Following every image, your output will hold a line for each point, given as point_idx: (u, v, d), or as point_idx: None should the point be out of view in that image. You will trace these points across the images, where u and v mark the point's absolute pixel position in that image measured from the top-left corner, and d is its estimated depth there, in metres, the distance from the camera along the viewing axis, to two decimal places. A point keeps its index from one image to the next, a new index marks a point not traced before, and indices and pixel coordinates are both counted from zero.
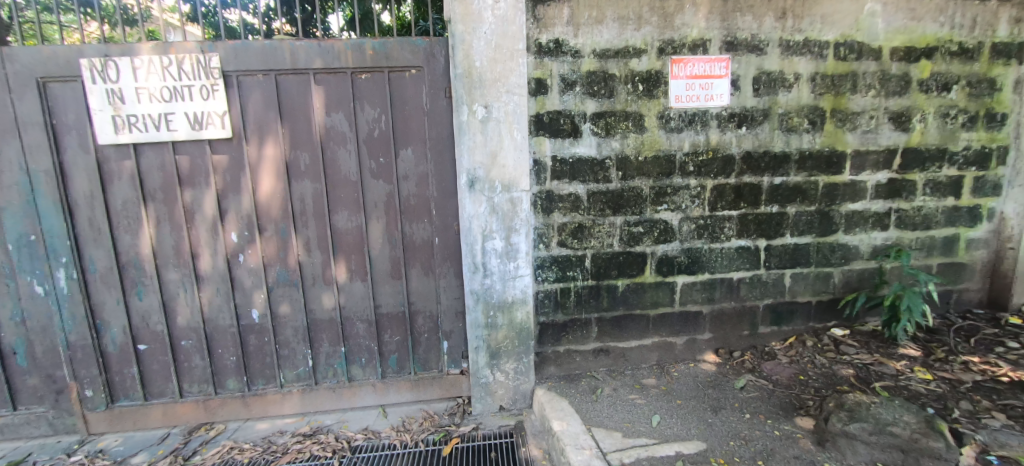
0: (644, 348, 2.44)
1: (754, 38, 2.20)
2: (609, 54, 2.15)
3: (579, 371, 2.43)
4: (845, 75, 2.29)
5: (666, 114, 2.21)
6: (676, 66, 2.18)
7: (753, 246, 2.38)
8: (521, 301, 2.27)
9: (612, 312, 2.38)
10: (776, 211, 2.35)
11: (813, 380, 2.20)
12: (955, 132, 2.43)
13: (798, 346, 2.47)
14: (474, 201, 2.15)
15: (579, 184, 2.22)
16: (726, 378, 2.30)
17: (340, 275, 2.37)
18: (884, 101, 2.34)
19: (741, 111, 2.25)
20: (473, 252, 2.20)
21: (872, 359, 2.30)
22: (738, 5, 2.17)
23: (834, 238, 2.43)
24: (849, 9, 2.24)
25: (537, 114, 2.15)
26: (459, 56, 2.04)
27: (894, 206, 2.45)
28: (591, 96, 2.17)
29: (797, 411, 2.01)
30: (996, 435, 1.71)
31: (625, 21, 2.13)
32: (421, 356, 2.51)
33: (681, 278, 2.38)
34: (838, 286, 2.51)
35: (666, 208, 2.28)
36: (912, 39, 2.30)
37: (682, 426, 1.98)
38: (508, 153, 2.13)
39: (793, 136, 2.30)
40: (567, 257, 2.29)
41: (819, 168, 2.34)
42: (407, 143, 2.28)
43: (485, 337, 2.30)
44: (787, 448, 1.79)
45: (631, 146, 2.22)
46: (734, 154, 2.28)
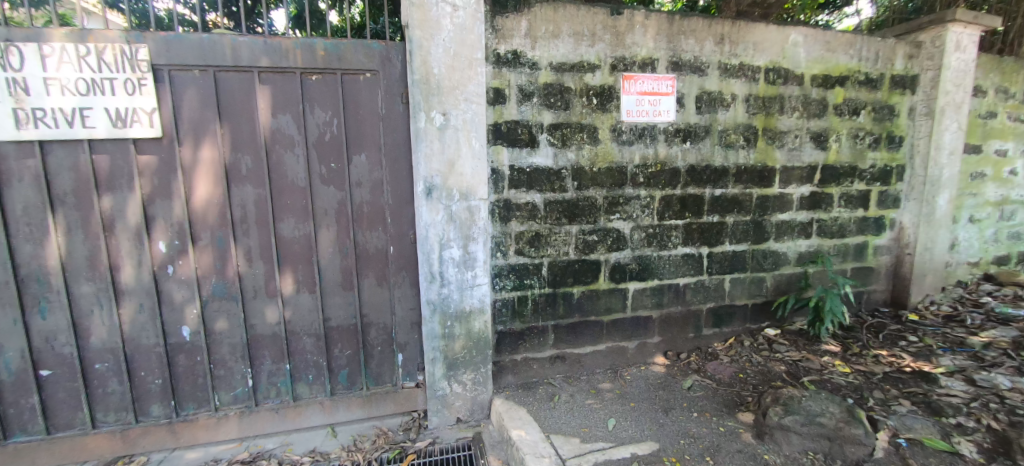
0: (598, 353, 2.51)
1: (696, 60, 2.37)
2: (565, 68, 2.21)
3: (536, 379, 2.44)
4: (774, 97, 2.52)
5: (618, 127, 2.31)
6: (628, 83, 2.29)
7: (696, 253, 2.54)
8: (478, 311, 2.25)
9: (568, 319, 2.42)
10: (717, 220, 2.53)
11: (751, 377, 2.37)
12: (863, 151, 2.75)
13: (737, 346, 2.65)
14: (431, 209, 2.10)
15: (536, 194, 2.26)
16: (674, 379, 2.42)
17: (285, 287, 2.22)
18: (806, 122, 2.60)
19: (685, 127, 2.40)
20: (430, 261, 2.15)
21: (800, 356, 2.52)
22: (682, 29, 2.33)
23: (766, 245, 2.65)
24: (777, 38, 2.48)
25: (495, 123, 2.17)
26: (417, 63, 2.00)
27: (815, 217, 2.72)
28: (548, 108, 2.22)
29: (739, 407, 2.15)
30: (903, 419, 1.93)
31: (580, 37, 2.21)
32: (373, 370, 2.39)
33: (632, 285, 2.47)
34: (770, 289, 2.73)
35: (619, 217, 2.38)
36: (828, 68, 2.59)
37: (636, 428, 2.05)
38: (466, 161, 2.11)
39: (731, 151, 2.49)
40: (524, 266, 2.31)
41: (752, 181, 2.55)
42: (360, 148, 2.19)
43: (442, 348, 2.24)
44: (731, 443, 1.91)
45: (586, 158, 2.29)
46: (679, 167, 2.42)
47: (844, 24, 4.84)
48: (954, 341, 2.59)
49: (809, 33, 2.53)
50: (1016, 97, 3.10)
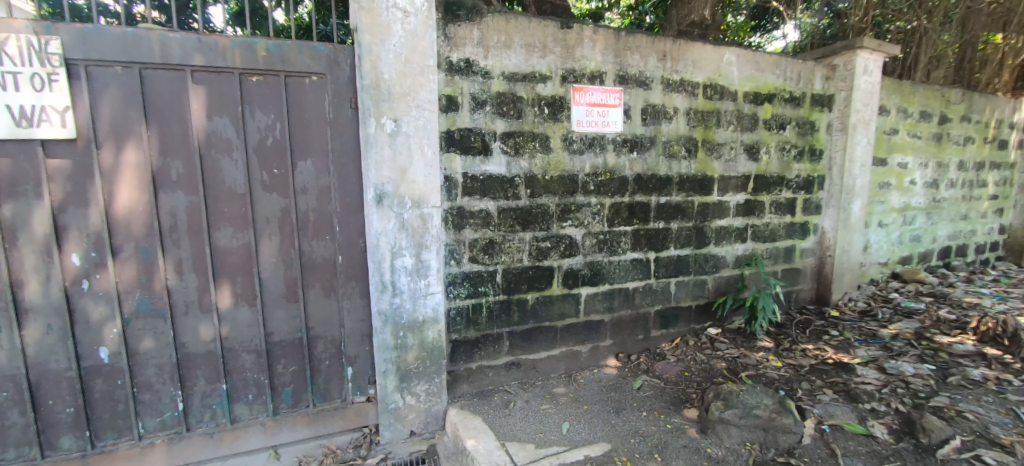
0: (552, 358, 2.54)
1: (641, 74, 2.49)
2: (517, 78, 2.25)
3: (492, 387, 2.42)
4: (712, 111, 2.69)
5: (569, 137, 2.37)
6: (577, 94, 2.36)
7: (644, 258, 2.64)
8: (432, 320, 2.21)
9: (522, 326, 2.44)
10: (663, 226, 2.65)
11: (695, 375, 2.49)
12: (789, 163, 3.00)
13: (683, 346, 2.79)
14: (382, 217, 2.04)
15: (489, 201, 2.26)
16: (625, 380, 2.49)
17: (221, 301, 2.07)
18: (740, 136, 2.80)
19: (632, 137, 2.51)
20: (381, 270, 2.09)
21: (738, 353, 2.69)
22: (628, 44, 2.44)
23: (707, 249, 2.81)
24: (713, 57, 2.66)
25: (448, 130, 2.15)
26: (366, 67, 1.95)
27: (749, 223, 2.92)
28: (501, 117, 2.24)
29: (684, 404, 2.25)
30: (827, 407, 2.10)
31: (532, 48, 2.25)
32: (321, 386, 2.28)
33: (584, 290, 2.53)
34: (712, 291, 2.90)
35: (571, 224, 2.43)
36: (758, 86, 2.81)
37: (589, 430, 2.09)
38: (418, 169, 2.08)
39: (674, 161, 2.63)
40: (478, 273, 2.30)
41: (694, 190, 2.71)
42: (305, 154, 2.10)
43: (394, 359, 2.18)
44: (677, 439, 1.99)
45: (538, 166, 2.33)
46: (627, 176, 2.52)
47: (773, 46, 5.27)
48: (867, 333, 2.87)
49: (741, 53, 2.74)
50: (912, 116, 3.51)
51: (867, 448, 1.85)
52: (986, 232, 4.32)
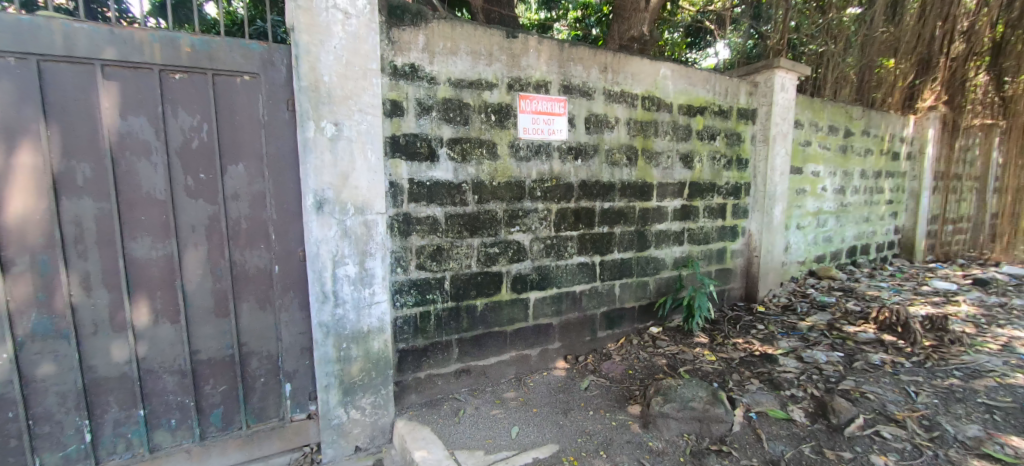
0: (503, 363, 2.54)
1: (584, 85, 2.57)
2: (463, 84, 2.24)
3: (441, 395, 2.38)
4: (650, 122, 2.83)
5: (516, 144, 2.40)
6: (523, 102, 2.39)
7: (590, 262, 2.72)
8: (377, 330, 2.14)
9: (472, 332, 2.42)
10: (607, 231, 2.75)
11: (638, 372, 2.60)
12: (719, 171, 3.22)
13: (627, 345, 2.89)
14: (322, 224, 1.95)
15: (436, 207, 2.23)
16: (573, 381, 2.54)
17: (137, 318, 1.88)
18: (676, 145, 2.97)
19: (576, 145, 2.58)
20: (322, 280, 1.99)
21: (677, 349, 2.84)
22: (571, 56, 2.51)
23: (648, 252, 2.95)
24: (650, 71, 2.80)
25: (393, 135, 2.10)
26: (304, 68, 1.86)
27: (686, 227, 3.10)
28: (447, 123, 2.22)
29: (628, 401, 2.33)
30: (754, 396, 2.27)
31: (478, 55, 2.26)
32: (255, 406, 2.14)
33: (533, 294, 2.56)
34: (653, 292, 3.04)
35: (519, 229, 2.45)
36: (691, 99, 2.99)
37: (538, 433, 2.11)
38: (361, 174, 2.01)
39: (616, 169, 2.73)
40: (426, 280, 2.26)
41: (635, 196, 2.83)
42: (236, 158, 1.96)
43: (337, 372, 2.08)
44: (622, 435, 2.07)
45: (486, 172, 2.34)
46: (572, 182, 2.59)
47: (708, 61, 5.71)
48: (789, 326, 3.13)
49: (676, 68, 2.91)
50: (823, 129, 3.89)
51: (788, 431, 2.02)
52: (884, 232, 4.86)
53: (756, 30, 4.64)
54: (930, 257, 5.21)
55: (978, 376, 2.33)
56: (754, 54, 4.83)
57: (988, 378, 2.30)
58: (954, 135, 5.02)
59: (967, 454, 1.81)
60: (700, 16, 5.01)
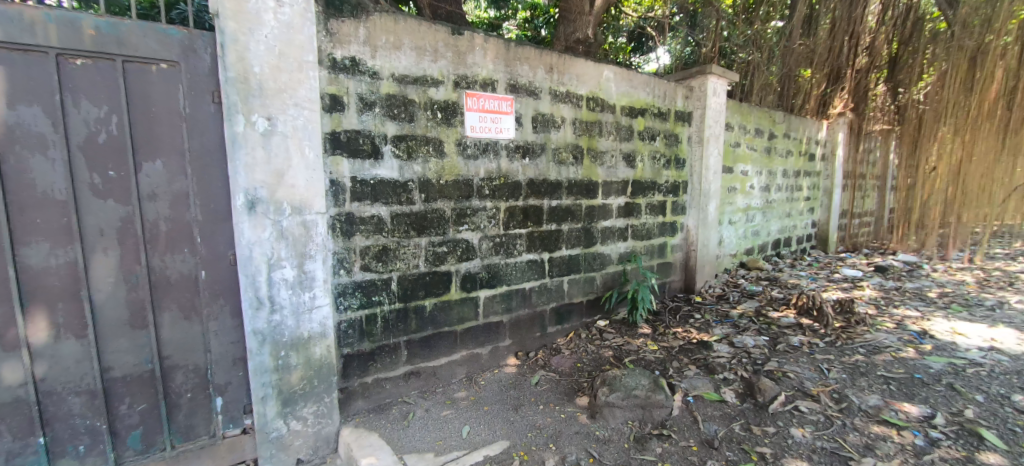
0: (453, 363, 2.50)
1: (530, 85, 2.58)
2: (408, 80, 2.17)
3: (390, 399, 2.30)
4: (595, 122, 2.91)
5: (463, 142, 2.36)
6: (470, 100, 2.36)
7: (539, 259, 2.76)
8: (319, 335, 2.03)
9: (421, 333, 2.36)
10: (555, 228, 2.79)
11: (586, 365, 2.66)
12: (659, 170, 3.37)
13: (576, 339, 2.96)
14: (254, 225, 1.82)
15: (381, 206, 2.16)
16: (524, 377, 2.56)
17: (33, 334, 1.66)
18: (619, 145, 3.07)
19: (524, 144, 2.59)
20: (256, 285, 1.86)
21: (623, 341, 2.95)
22: (517, 55, 2.51)
23: (594, 248, 3.03)
24: (594, 73, 2.87)
25: (333, 131, 2.00)
26: (231, 58, 1.72)
27: (629, 223, 3.22)
28: (391, 119, 2.15)
29: (577, 393, 2.39)
30: (691, 381, 2.41)
31: (423, 51, 2.20)
32: (181, 424, 1.96)
33: (483, 292, 2.55)
34: (600, 286, 3.13)
35: (467, 228, 2.43)
36: (632, 101, 3.11)
37: (489, 431, 2.11)
38: (298, 172, 1.90)
39: (562, 168, 2.78)
40: (371, 282, 2.18)
41: (581, 194, 2.89)
42: (153, 153, 1.78)
43: (275, 382, 1.95)
44: (570, 427, 2.12)
45: (432, 171, 2.29)
46: (520, 181, 2.60)
47: (650, 66, 5.99)
48: (722, 314, 3.36)
49: (618, 71, 3.01)
50: (750, 132, 4.19)
51: (720, 411, 2.16)
52: (803, 226, 5.34)
53: (692, 39, 4.90)
54: (841, 248, 5.78)
55: (878, 352, 2.63)
56: (689, 60, 5.05)
57: (886, 353, 2.59)
58: (859, 139, 5.55)
59: (869, 420, 2.03)
60: (642, 22, 5.24)
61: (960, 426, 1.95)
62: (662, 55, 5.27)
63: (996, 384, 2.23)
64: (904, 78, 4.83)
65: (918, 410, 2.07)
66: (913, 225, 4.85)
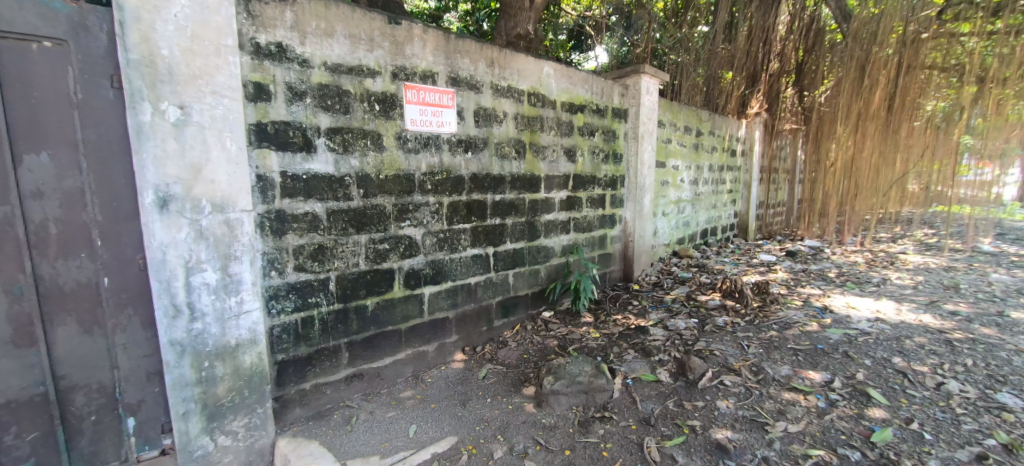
0: (398, 362, 2.43)
1: (472, 78, 2.55)
2: (342, 70, 2.06)
3: (331, 405, 2.19)
4: (536, 117, 2.94)
5: (403, 136, 2.29)
6: (409, 92, 2.29)
7: (483, 253, 2.75)
8: (248, 342, 1.88)
9: (363, 334, 2.27)
10: (499, 222, 2.80)
11: (532, 356, 2.71)
12: (598, 164, 3.49)
13: (522, 331, 3.01)
14: (168, 225, 1.64)
15: (316, 203, 2.04)
16: (471, 372, 2.55)
17: None
18: (560, 140, 3.14)
19: (466, 138, 2.56)
20: (172, 291, 1.68)
21: (567, 330, 3.04)
22: (458, 48, 2.47)
23: (538, 241, 3.08)
24: (535, 69, 2.90)
25: (259, 122, 1.86)
26: (133, 38, 1.53)
27: (571, 216, 3.31)
28: (324, 110, 2.03)
29: (524, 384, 2.43)
30: (630, 364, 2.54)
31: (357, 39, 2.09)
32: (84, 451, 1.73)
33: (427, 289, 2.50)
34: (544, 279, 3.20)
35: (409, 224, 2.36)
36: (572, 98, 3.18)
37: (436, 428, 2.09)
38: (218, 167, 1.73)
39: (505, 162, 2.78)
40: (307, 283, 2.06)
41: (524, 188, 2.92)
42: (37, 144, 1.54)
43: (198, 396, 1.78)
44: (517, 417, 2.15)
45: (371, 165, 2.19)
46: (463, 175, 2.56)
47: (590, 63, 6.20)
48: (657, 300, 3.57)
49: (558, 68, 3.06)
50: (679, 129, 4.46)
51: (656, 390, 2.31)
52: (727, 217, 5.80)
53: (628, 39, 5.24)
54: (758, 236, 6.36)
55: (789, 327, 2.93)
56: (625, 60, 5.39)
57: (795, 328, 2.90)
58: (773, 136, 6.10)
59: (781, 388, 2.26)
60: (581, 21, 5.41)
61: (852, 387, 2.24)
62: (601, 53, 5.55)
63: (880, 349, 2.58)
64: (810, 82, 5.35)
65: (820, 376, 2.34)
66: (822, 215, 5.41)
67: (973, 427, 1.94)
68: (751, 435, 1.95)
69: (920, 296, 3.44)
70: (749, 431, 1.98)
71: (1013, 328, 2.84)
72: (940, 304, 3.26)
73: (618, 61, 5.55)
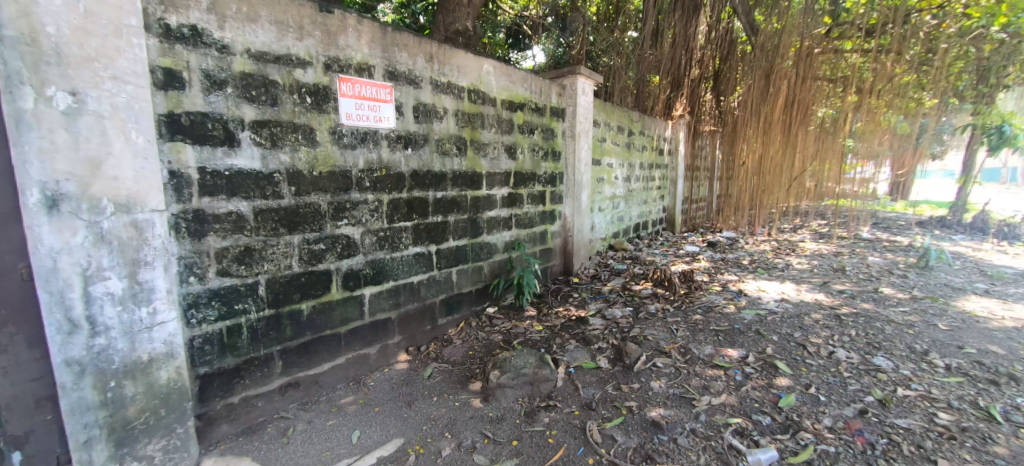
0: (338, 368, 2.32)
1: (411, 73, 2.49)
2: (267, 58, 1.92)
3: (263, 418, 2.04)
4: (476, 114, 2.94)
5: (338, 130, 2.18)
6: (344, 85, 2.19)
7: (426, 251, 2.71)
8: (164, 356, 1.69)
9: (297, 340, 2.14)
10: (440, 220, 2.77)
11: (477, 352, 2.72)
12: (538, 162, 3.57)
13: (466, 328, 3.00)
14: (58, 228, 1.44)
15: (241, 201, 1.89)
16: (416, 372, 2.50)
17: None
18: (501, 137, 3.16)
19: (406, 134, 2.49)
20: (66, 303, 1.47)
21: (510, 324, 3.08)
22: (395, 41, 2.40)
23: (480, 238, 3.09)
24: (474, 65, 2.89)
25: (170, 113, 1.69)
26: (8, 11, 1.32)
27: (513, 213, 3.36)
28: (249, 102, 1.89)
29: (470, 379, 2.43)
30: (572, 353, 2.64)
31: (285, 26, 1.96)
32: None
33: (368, 290, 2.41)
34: (487, 275, 3.21)
35: (346, 223, 2.26)
36: (511, 95, 3.22)
37: (381, 431, 2.03)
38: (121, 162, 1.54)
39: (446, 159, 2.75)
40: (233, 288, 1.90)
41: (466, 185, 2.91)
42: None
43: (104, 420, 1.58)
44: (465, 413, 2.15)
45: (303, 161, 2.07)
46: (403, 172, 2.50)
47: (527, 62, 6.33)
48: (596, 291, 3.74)
49: (497, 66, 3.08)
50: (613, 128, 4.69)
51: (596, 377, 2.42)
52: (656, 211, 6.19)
53: (564, 40, 5.43)
54: (684, 229, 6.87)
55: (711, 310, 3.21)
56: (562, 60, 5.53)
57: (716, 311, 3.18)
58: (695, 137, 6.63)
59: (706, 366, 2.48)
60: (518, 20, 5.51)
61: (763, 361, 2.51)
62: (538, 53, 5.70)
63: (785, 326, 2.91)
64: (726, 87, 5.79)
65: (737, 353, 2.60)
66: (736, 208, 6.03)
67: (856, 387, 2.26)
68: (680, 410, 2.12)
69: (815, 278, 3.93)
70: (679, 407, 2.15)
71: (885, 302, 3.34)
72: (831, 284, 3.75)
73: (555, 61, 5.68)
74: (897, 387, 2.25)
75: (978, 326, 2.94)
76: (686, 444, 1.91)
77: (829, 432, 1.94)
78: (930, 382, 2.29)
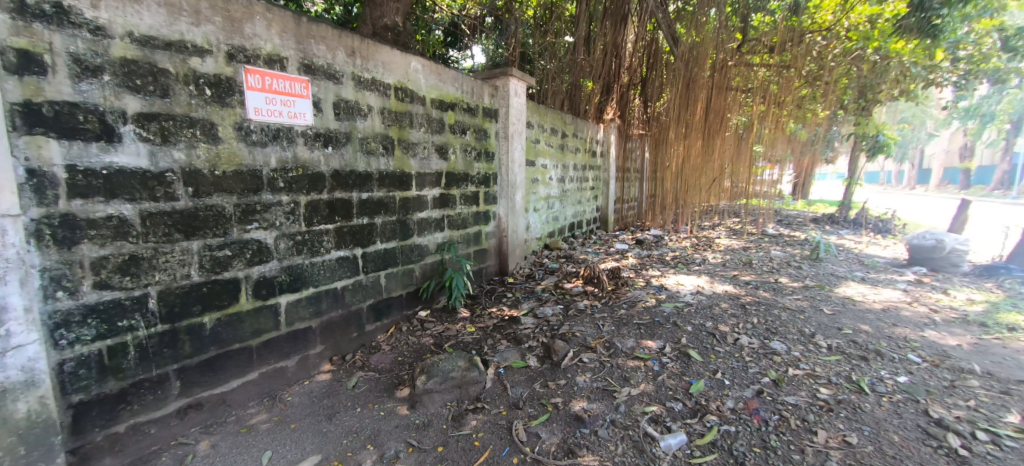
0: (248, 384, 2.14)
1: (329, 67, 2.36)
2: (156, 44, 1.73)
3: (157, 447, 1.82)
4: (404, 113, 2.85)
5: (245, 126, 2.01)
6: (251, 77, 2.02)
7: (350, 255, 2.58)
8: (22, 385, 1.45)
9: (199, 356, 1.94)
10: (366, 222, 2.65)
11: (407, 357, 2.64)
12: (471, 162, 3.53)
13: (396, 333, 2.89)
14: None
15: (124, 204, 1.68)
16: (339, 382, 2.37)
17: None
18: (430, 137, 3.09)
19: (324, 131, 2.35)
20: None
21: (443, 327, 3.02)
22: (311, 32, 2.25)
23: (410, 240, 3.00)
24: (400, 62, 2.80)
25: (27, 101, 1.47)
26: None
27: (445, 214, 3.30)
28: (133, 92, 1.68)
29: (397, 387, 2.34)
30: (502, 354, 2.64)
31: (177, 9, 1.77)
32: None
33: (284, 298, 2.25)
34: (418, 277, 3.13)
35: (257, 226, 2.09)
36: (441, 94, 3.16)
37: (296, 449, 1.90)
38: None
39: (372, 158, 2.63)
40: (115, 303, 1.69)
41: (394, 185, 2.81)
42: None
43: None
44: (389, 422, 2.07)
45: (203, 159, 1.88)
46: (323, 172, 2.35)
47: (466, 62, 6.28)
48: (529, 290, 3.78)
49: (425, 64, 3.00)
50: (546, 130, 4.77)
51: (526, 376, 2.44)
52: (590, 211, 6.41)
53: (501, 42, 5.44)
54: (616, 228, 7.17)
55: (635, 304, 3.37)
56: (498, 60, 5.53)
57: (639, 305, 3.34)
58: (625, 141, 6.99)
59: (627, 358, 2.59)
60: (457, 18, 5.45)
61: (679, 350, 2.66)
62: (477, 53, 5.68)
63: (699, 317, 3.12)
64: (652, 93, 6.06)
65: (656, 344, 2.74)
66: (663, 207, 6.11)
67: (756, 369, 2.47)
68: (602, 403, 2.19)
69: (727, 271, 4.26)
70: (601, 399, 2.22)
71: (783, 291, 3.70)
72: (740, 276, 4.08)
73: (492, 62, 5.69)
74: (789, 368, 2.49)
75: (854, 309, 3.34)
76: (606, 435, 1.97)
77: (731, 413, 2.10)
78: (816, 361, 2.56)
